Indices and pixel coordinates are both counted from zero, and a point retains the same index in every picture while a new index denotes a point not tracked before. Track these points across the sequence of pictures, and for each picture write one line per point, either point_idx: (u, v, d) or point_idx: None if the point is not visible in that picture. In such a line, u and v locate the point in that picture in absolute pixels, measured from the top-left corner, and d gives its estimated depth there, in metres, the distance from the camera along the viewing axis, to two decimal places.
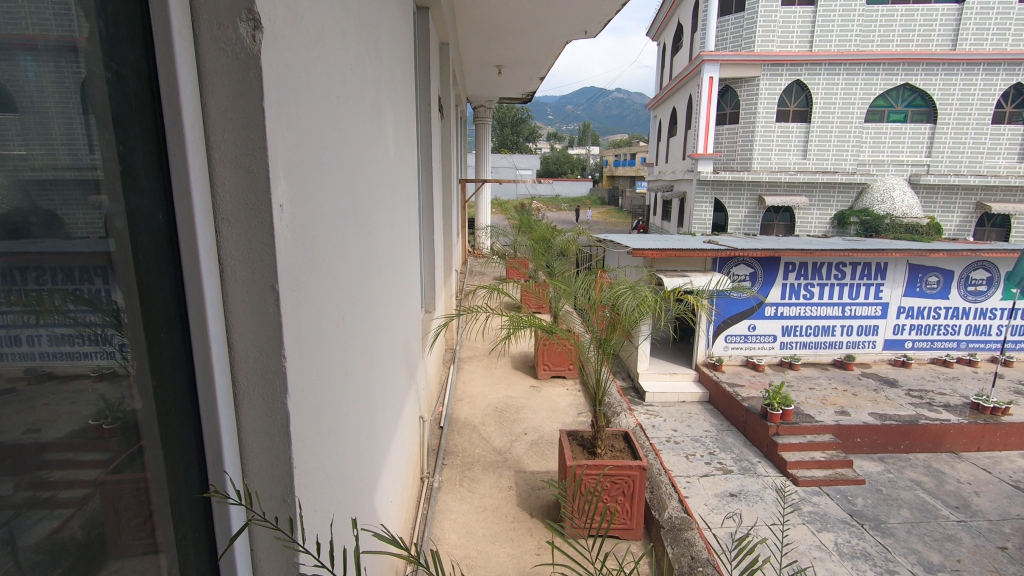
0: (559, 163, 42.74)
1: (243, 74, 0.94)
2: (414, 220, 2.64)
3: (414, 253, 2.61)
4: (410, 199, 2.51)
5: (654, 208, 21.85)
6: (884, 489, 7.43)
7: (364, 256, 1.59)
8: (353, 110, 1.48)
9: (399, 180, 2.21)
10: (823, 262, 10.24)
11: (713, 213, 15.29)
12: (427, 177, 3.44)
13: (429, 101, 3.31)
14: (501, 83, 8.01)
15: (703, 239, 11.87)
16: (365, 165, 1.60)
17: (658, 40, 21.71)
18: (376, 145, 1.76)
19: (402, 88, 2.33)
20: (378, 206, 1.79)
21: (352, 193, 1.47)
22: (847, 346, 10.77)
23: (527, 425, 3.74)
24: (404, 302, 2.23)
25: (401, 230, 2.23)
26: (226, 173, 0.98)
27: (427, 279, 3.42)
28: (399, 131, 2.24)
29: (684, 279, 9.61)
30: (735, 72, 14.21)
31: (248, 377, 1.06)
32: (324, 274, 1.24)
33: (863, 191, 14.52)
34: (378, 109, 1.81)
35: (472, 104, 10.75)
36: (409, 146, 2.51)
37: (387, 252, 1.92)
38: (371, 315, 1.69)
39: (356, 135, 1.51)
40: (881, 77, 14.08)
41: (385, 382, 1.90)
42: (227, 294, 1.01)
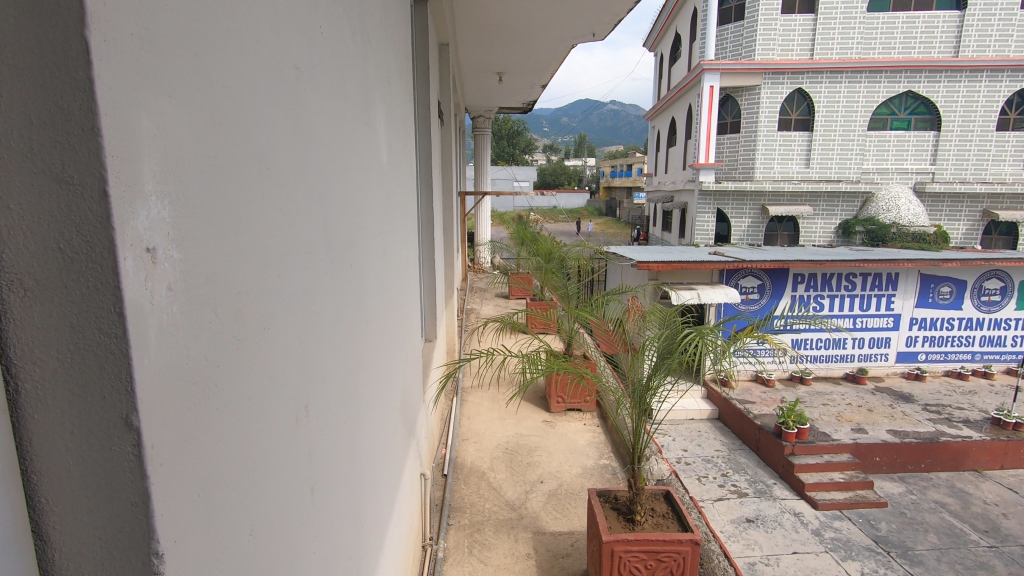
0: (556, 175, 42.75)
1: (39, 6, 0.49)
2: (407, 242, 2.22)
3: (407, 280, 2.18)
4: (401, 218, 2.08)
5: (654, 219, 21.63)
6: (908, 512, 7.05)
7: (324, 301, 1.15)
8: (308, 102, 1.06)
9: (386, 195, 1.79)
10: (833, 273, 10.00)
11: (715, 224, 15.04)
12: (425, 191, 3.06)
13: (429, 105, 2.99)
14: (502, 91, 7.75)
15: (709, 250, 11.60)
16: (327, 179, 1.17)
17: (655, 51, 21.66)
18: (349, 153, 1.34)
19: (392, 85, 1.95)
20: (352, 230, 1.36)
21: (316, 223, 1.11)
22: (859, 360, 10.48)
23: (542, 471, 3.39)
24: (391, 345, 1.79)
25: (389, 256, 1.81)
26: (26, 203, 0.52)
27: (427, 308, 3.05)
28: (388, 136, 1.83)
29: (691, 292, 9.32)
30: (735, 81, 14.05)
31: (92, 564, 0.60)
32: (250, 348, 0.80)
33: (867, 200, 14.29)
34: (353, 105, 1.38)
35: (470, 114, 10.49)
36: (401, 154, 2.10)
37: (365, 289, 1.48)
38: (350, 378, 1.32)
39: (311, 137, 1.08)
40: (883, 85, 13.92)
41: (372, 456, 1.52)
42: (35, 418, 0.57)
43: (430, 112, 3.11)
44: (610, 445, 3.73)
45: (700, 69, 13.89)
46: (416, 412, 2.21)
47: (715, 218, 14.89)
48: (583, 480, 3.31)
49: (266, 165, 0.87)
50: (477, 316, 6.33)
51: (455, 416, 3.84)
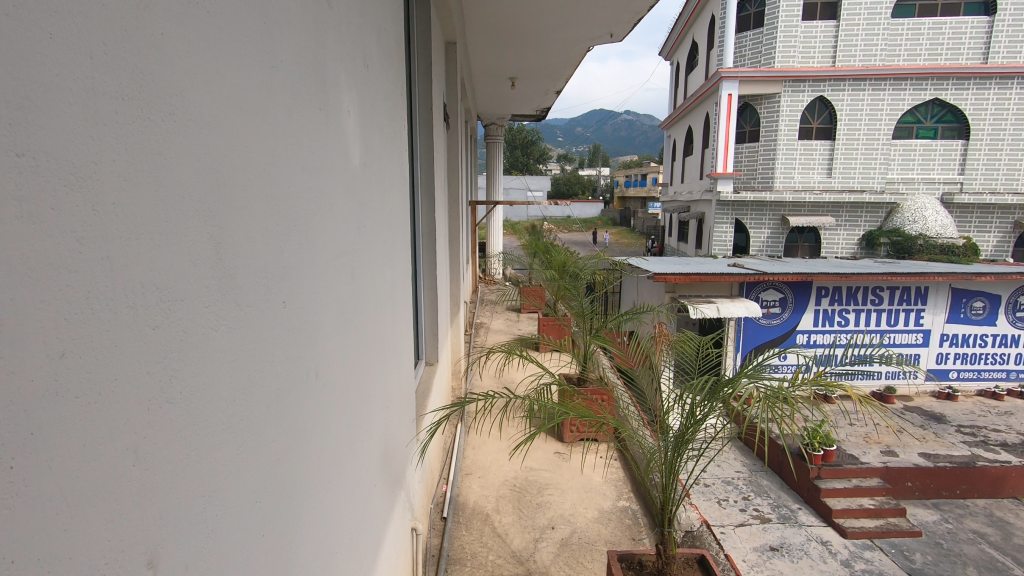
0: (569, 185, 42.46)
1: None
2: (396, 262, 1.94)
3: (394, 310, 1.89)
4: (387, 235, 1.80)
5: (669, 229, 21.28)
6: (944, 543, 6.61)
7: (256, 364, 0.87)
8: (232, 104, 0.78)
9: (363, 212, 1.50)
10: (859, 287, 9.62)
11: (733, 235, 14.66)
12: (426, 205, 2.80)
13: (431, 107, 2.75)
14: (515, 98, 7.53)
15: (727, 262, 11.26)
16: (266, 194, 0.89)
17: (671, 60, 21.42)
18: (304, 169, 1.06)
19: (376, 85, 1.68)
20: (309, 263, 1.07)
21: (247, 257, 0.84)
22: (887, 378, 10.04)
23: (553, 514, 3.13)
24: (366, 391, 1.50)
25: (366, 286, 1.52)
26: None
27: (427, 332, 2.79)
28: (368, 141, 1.54)
29: (710, 305, 8.99)
30: (754, 89, 13.75)
31: None
32: (84, 477, 0.53)
33: (892, 211, 13.85)
34: (314, 109, 1.11)
35: (483, 122, 10.29)
36: (388, 161, 1.81)
37: (328, 334, 1.20)
38: (298, 450, 1.05)
39: (240, 155, 0.81)
40: (908, 93, 13.52)
41: (333, 539, 1.24)
42: None
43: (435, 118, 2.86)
44: (631, 485, 3.47)
45: (718, 77, 13.62)
46: (405, 459, 1.94)
47: (733, 229, 14.52)
48: (600, 525, 3.05)
49: (130, 201, 0.58)
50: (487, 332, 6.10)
51: (458, 449, 3.60)
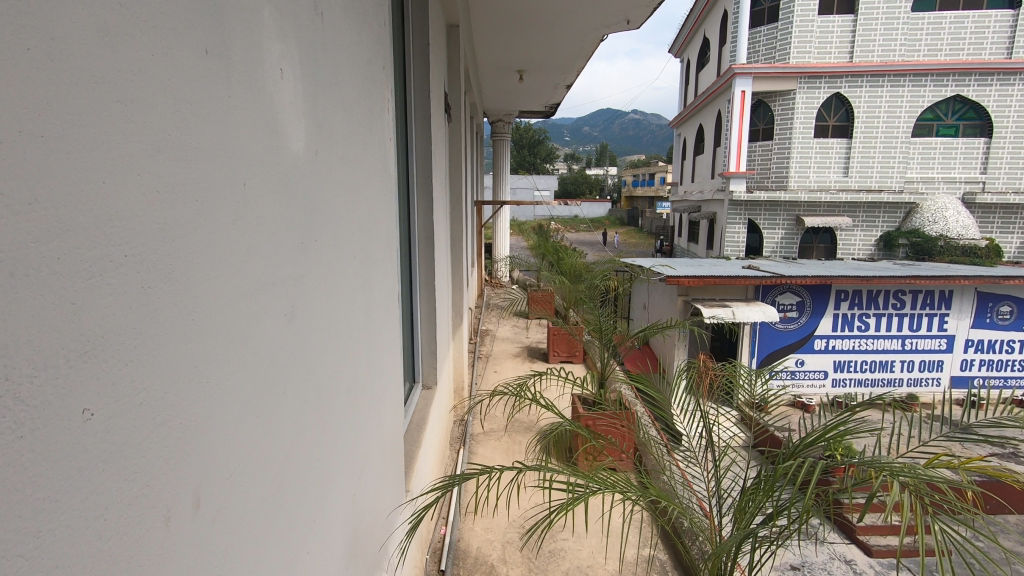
0: (577, 184, 41.99)
1: None
2: (373, 280, 1.62)
3: (371, 339, 1.57)
4: (361, 251, 1.48)
5: (680, 229, 20.89)
6: (975, 564, 6.25)
7: (78, 507, 0.53)
8: (9, 85, 0.45)
9: (323, 227, 1.19)
10: (880, 290, 9.25)
11: (746, 235, 14.28)
12: (422, 208, 2.50)
13: (429, 96, 2.44)
14: (523, 92, 7.22)
15: (742, 263, 10.91)
16: (114, 230, 0.56)
17: (682, 57, 21.06)
18: (215, 182, 0.74)
19: (349, 63, 1.39)
20: (220, 317, 0.75)
21: (36, 328, 0.47)
22: (908, 385, 9.66)
23: (567, 563, 2.89)
24: (326, 459, 1.19)
25: (327, 320, 1.20)
26: None
27: (423, 351, 2.49)
28: (331, 134, 1.22)
29: (725, 309, 8.65)
30: (768, 86, 13.38)
31: None
32: None
33: (911, 211, 13.44)
34: (234, 96, 0.79)
35: (489, 119, 9.99)
36: (362, 159, 1.49)
37: (262, 407, 0.88)
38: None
39: (28, 168, 0.47)
40: (929, 89, 13.10)
41: None
42: None
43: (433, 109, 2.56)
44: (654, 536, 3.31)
45: (731, 73, 13.27)
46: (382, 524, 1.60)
47: (746, 229, 14.13)
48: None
49: None
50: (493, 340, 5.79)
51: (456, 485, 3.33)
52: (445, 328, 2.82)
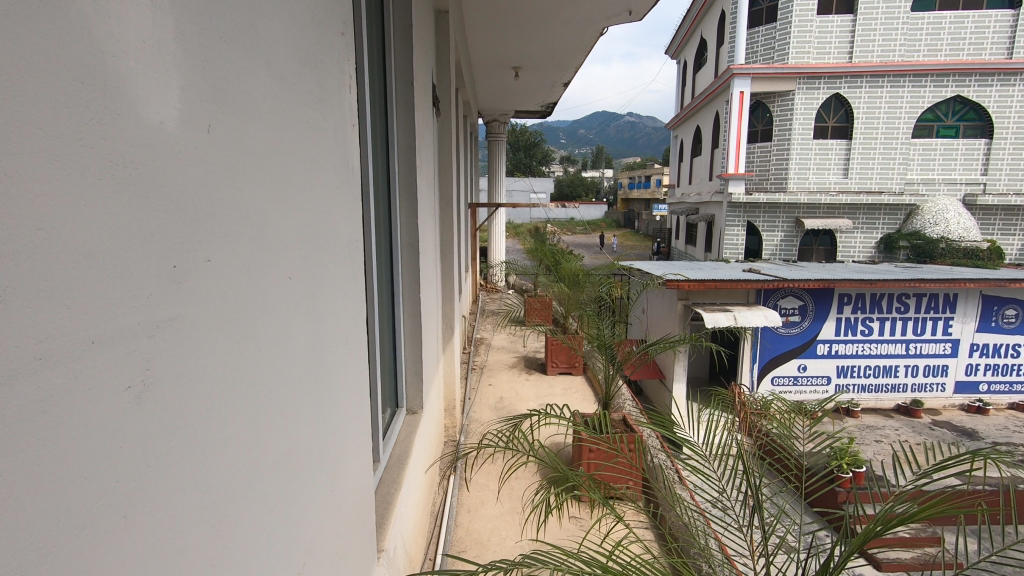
0: (573, 187, 41.79)
1: None
2: (341, 298, 1.36)
3: (337, 369, 1.31)
4: (323, 265, 1.22)
5: (677, 232, 20.70)
6: None
7: None
8: None
9: (266, 239, 0.93)
10: (884, 294, 9.06)
11: (746, 238, 14.08)
12: (405, 213, 2.25)
13: (412, 85, 2.20)
14: (519, 91, 7.00)
15: (742, 266, 10.71)
16: None
17: (679, 58, 20.90)
18: (50, 204, 0.49)
19: (310, 43, 1.16)
20: (63, 400, 0.50)
21: None
22: (913, 390, 9.44)
23: None
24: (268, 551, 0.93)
25: (270, 356, 0.94)
26: None
27: (407, 370, 2.25)
28: (275, 123, 0.97)
29: (726, 314, 8.44)
30: (767, 86, 13.22)
31: None
32: None
33: (912, 213, 13.28)
34: (88, 53, 0.54)
35: (485, 120, 9.78)
36: (325, 154, 1.23)
37: (149, 502, 0.62)
38: None
39: None
40: (929, 89, 12.96)
41: None
42: None
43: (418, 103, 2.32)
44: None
45: (729, 74, 13.11)
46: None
47: (745, 232, 13.93)
48: None
49: None
50: (488, 349, 5.55)
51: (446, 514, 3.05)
52: (432, 343, 2.57)
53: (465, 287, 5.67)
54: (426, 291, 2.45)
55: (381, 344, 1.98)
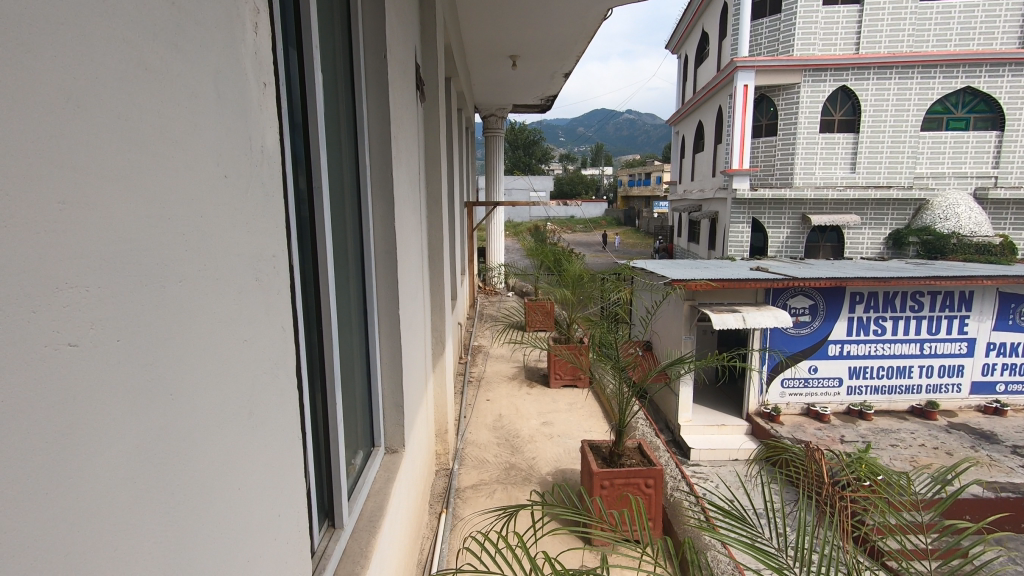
0: (573, 185, 41.43)
1: None
2: (258, 340, 1.03)
3: (241, 444, 0.96)
4: (203, 317, 0.85)
5: (679, 229, 20.38)
6: None
7: None
8: None
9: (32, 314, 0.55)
10: (897, 292, 8.76)
11: (751, 235, 13.74)
12: (381, 220, 1.95)
13: (386, 66, 1.87)
14: (517, 83, 6.69)
15: (749, 265, 10.40)
16: None
17: (680, 53, 20.58)
18: None
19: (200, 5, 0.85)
20: None
21: None
22: (928, 391, 9.13)
23: None
24: None
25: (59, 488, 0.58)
26: None
27: (383, 403, 1.96)
28: (9, 85, 0.54)
29: (734, 314, 8.13)
30: (772, 79, 12.91)
31: None
32: None
33: (921, 208, 12.96)
34: None
35: (482, 115, 9.45)
36: (209, 146, 0.87)
37: None
38: None
39: None
40: (938, 81, 12.65)
41: None
42: None
43: (396, 92, 2.01)
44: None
45: (732, 67, 12.80)
46: None
47: (750, 229, 13.59)
48: None
49: None
50: (486, 358, 5.24)
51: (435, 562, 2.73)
52: (418, 367, 2.27)
53: (460, 294, 5.37)
54: (409, 308, 2.14)
55: (348, 375, 1.67)
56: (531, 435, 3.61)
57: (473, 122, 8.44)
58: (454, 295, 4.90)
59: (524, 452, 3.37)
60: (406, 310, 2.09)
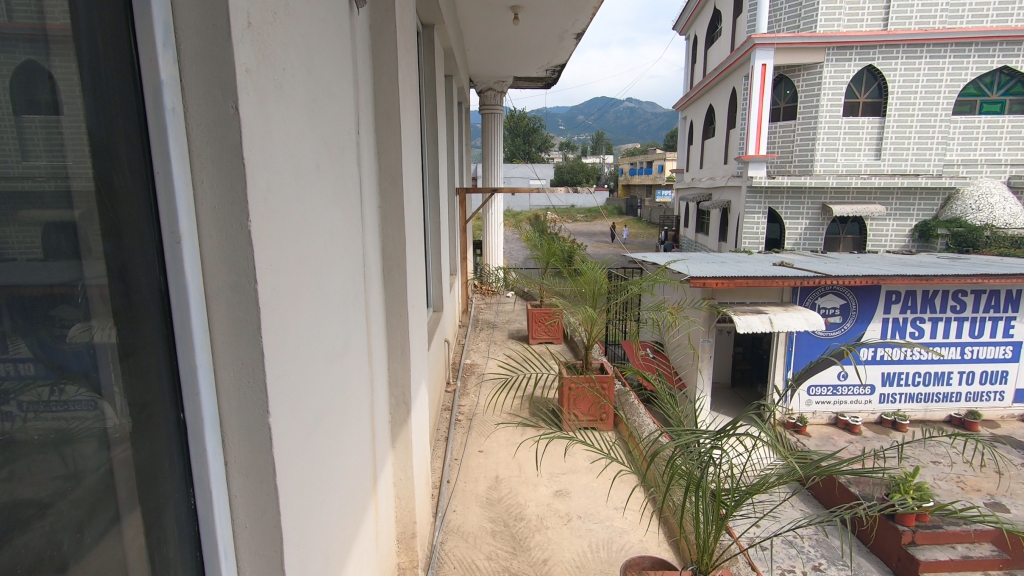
0: (574, 174, 40.51)
1: None
2: None
3: None
4: None
5: (686, 219, 19.44)
6: None
7: None
8: None
9: None
10: (937, 291, 7.96)
11: (766, 226, 12.87)
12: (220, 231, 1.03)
13: None
14: (518, 47, 5.76)
15: (771, 260, 9.58)
16: None
17: (687, 34, 19.66)
18: None
19: None
20: None
21: None
22: (967, 399, 8.34)
23: None
24: None
25: None
26: None
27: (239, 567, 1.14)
28: None
29: (759, 316, 7.33)
30: (792, 58, 11.99)
31: None
32: None
33: (951, 198, 12.10)
34: None
35: (478, 90, 8.49)
36: None
37: None
38: None
39: None
40: (973, 60, 11.77)
41: None
42: None
43: None
44: None
45: (750, 45, 11.84)
46: None
47: (766, 219, 12.70)
48: None
49: None
50: (480, 382, 4.44)
51: None
52: (326, 473, 1.37)
53: (447, 302, 4.46)
54: (296, 382, 1.19)
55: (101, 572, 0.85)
56: (539, 518, 2.78)
57: (468, 98, 7.51)
58: (438, 309, 4.03)
59: (531, 553, 2.53)
60: (288, 385, 1.15)
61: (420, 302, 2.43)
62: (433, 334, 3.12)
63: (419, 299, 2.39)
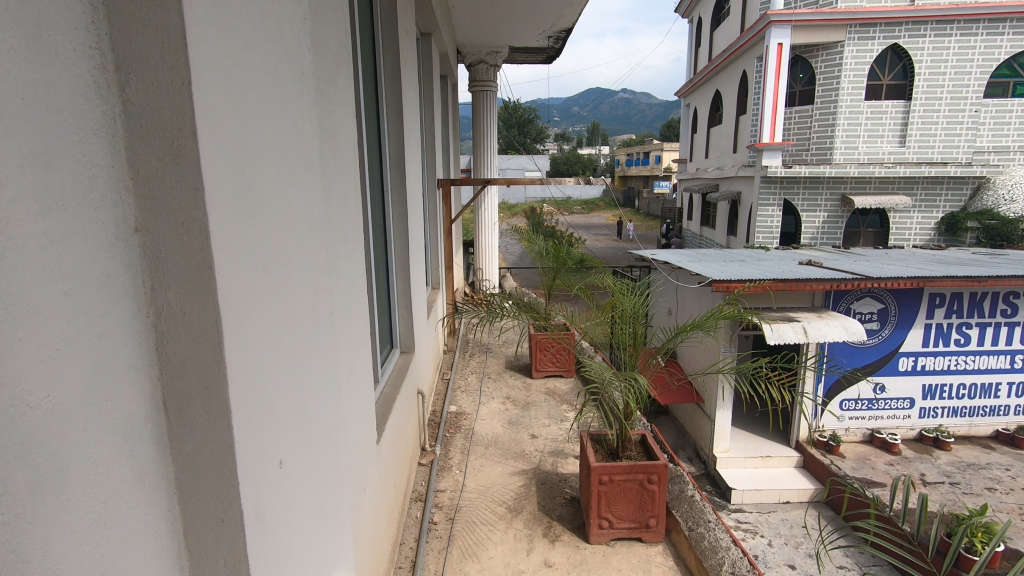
0: (569, 165, 39.55)
1: None
2: None
3: None
4: None
5: (690, 212, 18.51)
6: None
7: None
8: None
9: None
10: (986, 292, 7.08)
11: (782, 219, 11.89)
12: None
13: None
14: (514, 4, 4.76)
15: (795, 259, 8.68)
16: None
17: (690, 16, 18.69)
18: None
19: None
20: None
21: None
22: (1016, 413, 7.49)
23: None
24: None
25: None
26: None
27: None
28: None
29: (794, 326, 6.44)
30: (811, 37, 11.03)
31: None
32: None
33: (981, 187, 11.23)
34: None
35: (467, 65, 7.48)
36: None
37: None
38: None
39: None
40: (1006, 38, 10.87)
41: None
42: None
43: None
44: None
45: (765, 22, 10.86)
46: None
47: (781, 212, 11.74)
48: None
49: None
50: (469, 451, 3.52)
51: None
52: None
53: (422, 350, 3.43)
54: None
55: None
56: None
57: (455, 71, 6.52)
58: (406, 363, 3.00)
59: None
60: None
61: (303, 435, 1.33)
62: (379, 438, 2.07)
63: (296, 432, 1.29)
